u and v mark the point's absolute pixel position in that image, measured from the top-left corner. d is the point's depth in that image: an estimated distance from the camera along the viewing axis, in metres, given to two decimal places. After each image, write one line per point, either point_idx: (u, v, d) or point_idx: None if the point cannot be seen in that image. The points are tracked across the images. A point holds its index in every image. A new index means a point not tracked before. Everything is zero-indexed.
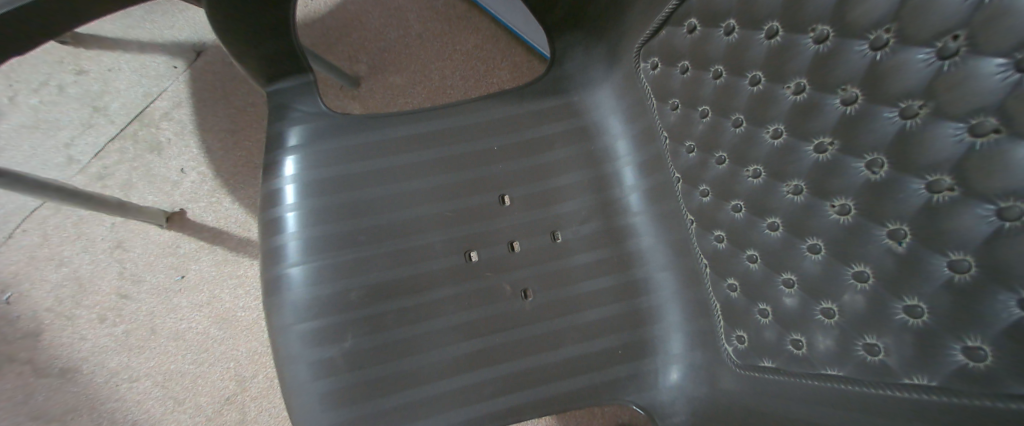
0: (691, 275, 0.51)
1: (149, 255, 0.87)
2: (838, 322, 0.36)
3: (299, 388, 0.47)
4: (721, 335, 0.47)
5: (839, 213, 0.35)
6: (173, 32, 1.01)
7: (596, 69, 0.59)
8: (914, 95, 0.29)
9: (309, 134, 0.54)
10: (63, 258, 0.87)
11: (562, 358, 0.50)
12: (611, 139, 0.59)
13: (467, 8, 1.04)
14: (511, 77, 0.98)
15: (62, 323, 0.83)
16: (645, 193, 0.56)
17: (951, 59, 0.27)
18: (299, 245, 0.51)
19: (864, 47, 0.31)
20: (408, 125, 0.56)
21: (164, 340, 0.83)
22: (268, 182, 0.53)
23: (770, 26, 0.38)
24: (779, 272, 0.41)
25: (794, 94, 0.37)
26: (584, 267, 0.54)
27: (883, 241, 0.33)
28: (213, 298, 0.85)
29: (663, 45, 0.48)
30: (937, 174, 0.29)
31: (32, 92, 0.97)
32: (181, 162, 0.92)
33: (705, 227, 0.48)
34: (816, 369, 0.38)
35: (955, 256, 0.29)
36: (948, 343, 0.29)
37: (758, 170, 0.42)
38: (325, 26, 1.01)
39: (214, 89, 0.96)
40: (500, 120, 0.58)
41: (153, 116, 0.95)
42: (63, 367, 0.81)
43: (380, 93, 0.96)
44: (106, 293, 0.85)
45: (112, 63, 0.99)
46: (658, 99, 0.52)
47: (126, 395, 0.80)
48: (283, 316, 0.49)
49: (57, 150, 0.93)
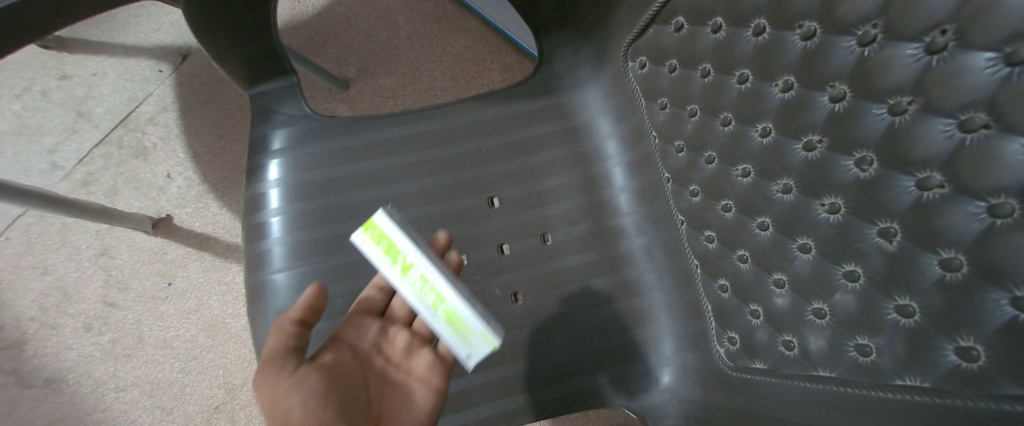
0: (682, 275, 0.50)
1: (135, 262, 0.86)
2: (829, 322, 0.36)
3: None
4: (712, 336, 0.46)
5: (829, 212, 0.35)
6: (158, 35, 0.99)
7: (583, 68, 0.58)
8: (902, 91, 0.29)
9: (293, 138, 0.53)
10: (48, 266, 0.85)
11: (554, 362, 0.49)
12: (600, 139, 0.58)
13: (457, 8, 1.03)
14: (502, 78, 0.97)
15: (46, 333, 0.82)
16: (634, 194, 0.55)
17: (940, 54, 0.27)
18: (284, 251, 0.50)
19: (851, 43, 0.31)
20: (395, 127, 0.55)
21: (152, 349, 0.82)
22: (252, 187, 0.52)
23: (757, 23, 0.37)
24: (769, 272, 0.40)
25: (781, 92, 0.37)
26: (574, 269, 0.53)
27: (874, 240, 0.32)
28: (201, 305, 0.84)
29: (650, 43, 0.48)
30: (927, 170, 0.29)
31: (15, 97, 0.95)
32: (168, 167, 0.91)
33: (696, 228, 0.48)
34: (807, 371, 0.37)
35: (946, 254, 0.28)
36: (940, 343, 0.29)
37: (747, 169, 0.41)
38: (313, 28, 1.00)
39: (200, 93, 0.95)
40: (489, 121, 0.57)
41: (139, 121, 0.93)
42: (48, 377, 0.79)
43: (370, 95, 0.95)
44: (91, 302, 0.84)
45: (96, 67, 0.97)
46: (647, 98, 0.51)
47: (112, 404, 0.78)
48: (267, 323, 0.48)
49: (41, 156, 0.91)
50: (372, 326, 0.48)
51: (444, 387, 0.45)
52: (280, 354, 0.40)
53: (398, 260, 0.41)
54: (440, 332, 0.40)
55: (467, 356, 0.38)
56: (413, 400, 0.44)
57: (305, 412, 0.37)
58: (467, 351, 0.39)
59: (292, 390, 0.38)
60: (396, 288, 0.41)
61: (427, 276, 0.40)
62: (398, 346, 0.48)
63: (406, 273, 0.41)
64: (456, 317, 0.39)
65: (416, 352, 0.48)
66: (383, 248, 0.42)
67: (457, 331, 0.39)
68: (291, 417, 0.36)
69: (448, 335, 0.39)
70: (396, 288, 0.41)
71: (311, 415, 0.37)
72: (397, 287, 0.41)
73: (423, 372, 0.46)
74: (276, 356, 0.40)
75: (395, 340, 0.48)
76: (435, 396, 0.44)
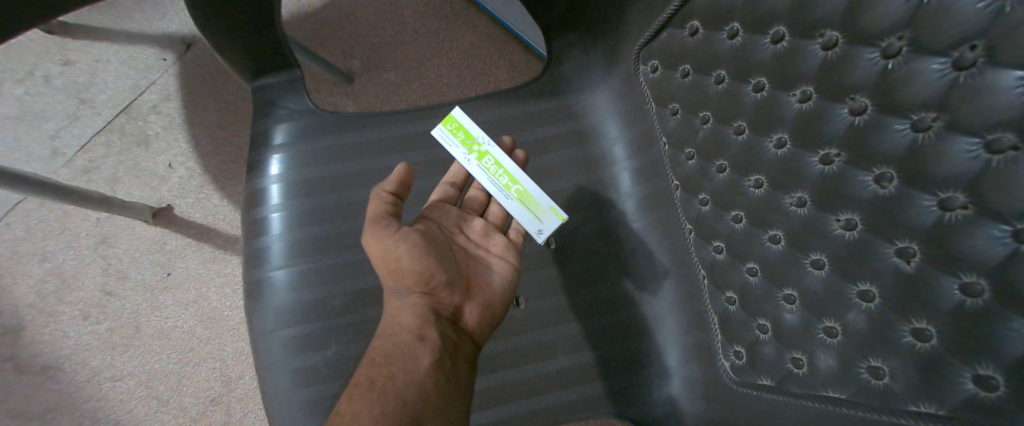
0: (688, 286, 0.49)
1: (134, 251, 0.86)
2: (841, 342, 0.34)
3: (280, 397, 0.45)
4: (717, 349, 0.45)
5: (845, 228, 0.34)
6: (163, 23, 0.98)
7: (593, 70, 0.57)
8: (928, 107, 0.28)
9: (296, 134, 0.52)
10: (46, 253, 0.85)
11: (553, 368, 0.48)
12: (608, 143, 0.57)
13: (465, 4, 1.01)
14: (508, 76, 0.96)
15: (44, 320, 0.81)
16: (641, 200, 0.54)
17: (968, 70, 0.26)
18: (283, 248, 0.49)
19: (874, 55, 0.30)
20: (398, 125, 0.54)
21: (149, 339, 0.81)
22: (252, 183, 0.52)
23: (776, 30, 0.36)
24: (779, 287, 0.39)
25: (799, 102, 0.36)
26: (579, 275, 0.52)
27: (891, 260, 0.31)
28: (199, 297, 0.84)
29: (663, 47, 0.46)
30: (950, 191, 0.27)
31: (17, 82, 0.94)
32: (169, 157, 0.90)
33: (704, 238, 0.47)
34: (816, 390, 0.36)
35: (967, 278, 0.27)
36: (957, 371, 0.28)
37: (760, 180, 0.40)
38: (320, 20, 0.99)
39: (204, 83, 0.94)
40: (495, 122, 0.56)
41: (142, 109, 0.93)
42: (44, 365, 0.79)
43: (375, 90, 0.94)
44: (90, 290, 0.83)
45: (100, 54, 0.96)
46: (658, 103, 0.50)
47: (108, 394, 0.78)
48: (265, 321, 0.47)
49: (42, 142, 0.90)
50: (454, 208, 0.52)
51: (518, 263, 0.49)
52: (382, 217, 0.45)
53: (473, 149, 0.53)
54: (513, 208, 0.52)
55: (538, 228, 0.51)
56: (495, 267, 0.49)
57: (412, 261, 0.45)
58: (537, 223, 0.52)
59: (398, 244, 0.45)
60: (471, 172, 0.53)
61: (500, 164, 0.53)
62: (475, 227, 0.52)
63: (480, 160, 0.53)
64: (526, 196, 0.52)
65: (491, 234, 0.51)
66: (459, 139, 0.54)
67: (530, 208, 0.52)
68: (402, 263, 0.45)
69: (520, 210, 0.52)
70: (473, 172, 0.53)
71: (415, 263, 0.45)
72: (471, 172, 0.53)
73: (499, 250, 0.50)
74: (379, 218, 0.45)
75: (471, 224, 0.52)
76: (510, 269, 0.49)
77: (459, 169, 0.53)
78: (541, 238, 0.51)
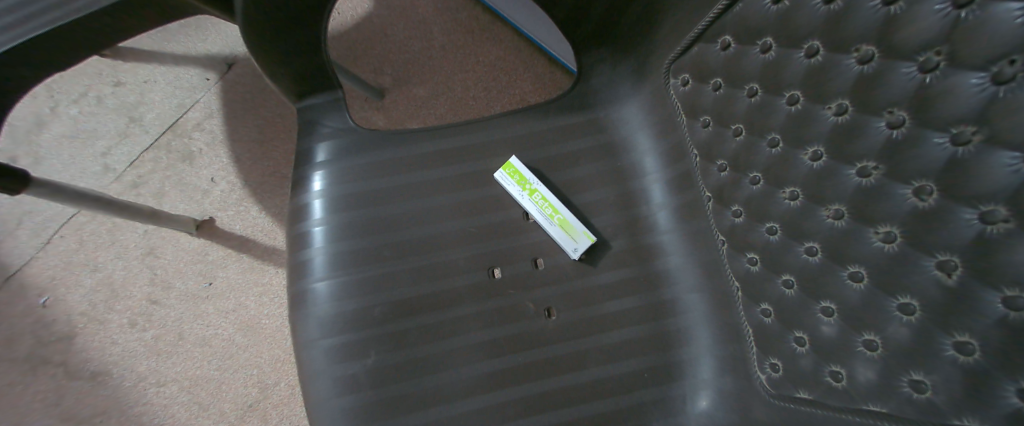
0: (722, 297, 0.50)
1: (178, 261, 0.90)
2: (881, 355, 0.35)
3: (324, 403, 0.47)
4: (753, 362, 0.46)
5: (884, 240, 0.34)
6: (206, 44, 1.03)
7: (622, 84, 0.58)
8: (967, 121, 0.28)
9: (337, 150, 0.55)
10: (98, 264, 0.90)
11: (586, 380, 0.49)
12: (638, 155, 0.58)
13: (491, 19, 1.04)
14: (534, 88, 0.98)
15: (95, 327, 0.86)
16: (673, 210, 0.55)
17: (1008, 84, 0.25)
18: (326, 260, 0.51)
19: (911, 69, 0.30)
20: (434, 141, 0.56)
21: (192, 346, 0.85)
22: (297, 197, 0.54)
23: (810, 45, 0.36)
24: (817, 299, 0.40)
25: (835, 115, 0.36)
26: (611, 286, 0.53)
27: (931, 273, 0.31)
28: (238, 306, 0.87)
29: (694, 61, 0.48)
30: (991, 204, 0.27)
31: (73, 102, 1.00)
32: (211, 171, 0.94)
33: (738, 249, 0.47)
34: (856, 404, 0.36)
35: (1011, 292, 0.27)
36: (1003, 384, 0.28)
37: (795, 192, 0.41)
38: (352, 38, 1.02)
39: (243, 100, 0.99)
40: (526, 135, 0.58)
41: (185, 126, 0.98)
42: (95, 370, 0.84)
43: (404, 104, 0.97)
44: (137, 299, 0.88)
45: (147, 74, 1.02)
46: (688, 115, 0.51)
47: (153, 398, 0.82)
48: (309, 330, 0.50)
49: (95, 158, 0.96)
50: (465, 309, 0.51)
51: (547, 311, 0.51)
52: None
53: (524, 185, 0.55)
54: (553, 233, 0.55)
55: (574, 246, 0.54)
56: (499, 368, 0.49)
57: None
58: (572, 242, 0.54)
59: None
60: (524, 207, 0.55)
61: (546, 198, 0.55)
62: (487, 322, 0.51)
63: (531, 195, 0.55)
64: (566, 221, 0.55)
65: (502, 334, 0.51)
66: (514, 179, 0.55)
67: (567, 231, 0.54)
68: None
69: (557, 232, 0.54)
70: (525, 207, 0.55)
71: None
72: (523, 207, 0.55)
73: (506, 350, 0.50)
74: None
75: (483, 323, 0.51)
76: (508, 375, 0.49)
77: (512, 203, 0.55)
78: (574, 256, 0.53)
